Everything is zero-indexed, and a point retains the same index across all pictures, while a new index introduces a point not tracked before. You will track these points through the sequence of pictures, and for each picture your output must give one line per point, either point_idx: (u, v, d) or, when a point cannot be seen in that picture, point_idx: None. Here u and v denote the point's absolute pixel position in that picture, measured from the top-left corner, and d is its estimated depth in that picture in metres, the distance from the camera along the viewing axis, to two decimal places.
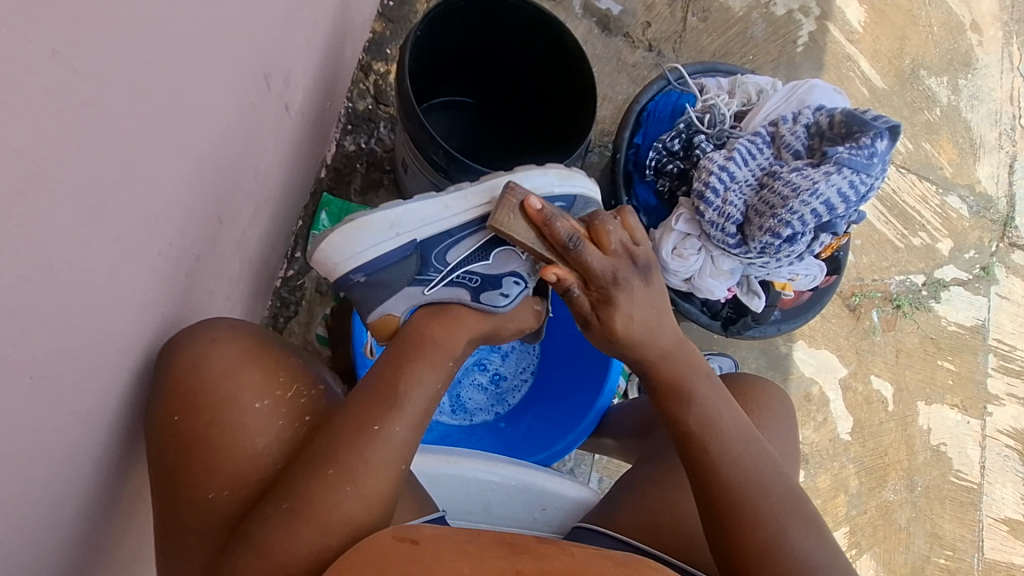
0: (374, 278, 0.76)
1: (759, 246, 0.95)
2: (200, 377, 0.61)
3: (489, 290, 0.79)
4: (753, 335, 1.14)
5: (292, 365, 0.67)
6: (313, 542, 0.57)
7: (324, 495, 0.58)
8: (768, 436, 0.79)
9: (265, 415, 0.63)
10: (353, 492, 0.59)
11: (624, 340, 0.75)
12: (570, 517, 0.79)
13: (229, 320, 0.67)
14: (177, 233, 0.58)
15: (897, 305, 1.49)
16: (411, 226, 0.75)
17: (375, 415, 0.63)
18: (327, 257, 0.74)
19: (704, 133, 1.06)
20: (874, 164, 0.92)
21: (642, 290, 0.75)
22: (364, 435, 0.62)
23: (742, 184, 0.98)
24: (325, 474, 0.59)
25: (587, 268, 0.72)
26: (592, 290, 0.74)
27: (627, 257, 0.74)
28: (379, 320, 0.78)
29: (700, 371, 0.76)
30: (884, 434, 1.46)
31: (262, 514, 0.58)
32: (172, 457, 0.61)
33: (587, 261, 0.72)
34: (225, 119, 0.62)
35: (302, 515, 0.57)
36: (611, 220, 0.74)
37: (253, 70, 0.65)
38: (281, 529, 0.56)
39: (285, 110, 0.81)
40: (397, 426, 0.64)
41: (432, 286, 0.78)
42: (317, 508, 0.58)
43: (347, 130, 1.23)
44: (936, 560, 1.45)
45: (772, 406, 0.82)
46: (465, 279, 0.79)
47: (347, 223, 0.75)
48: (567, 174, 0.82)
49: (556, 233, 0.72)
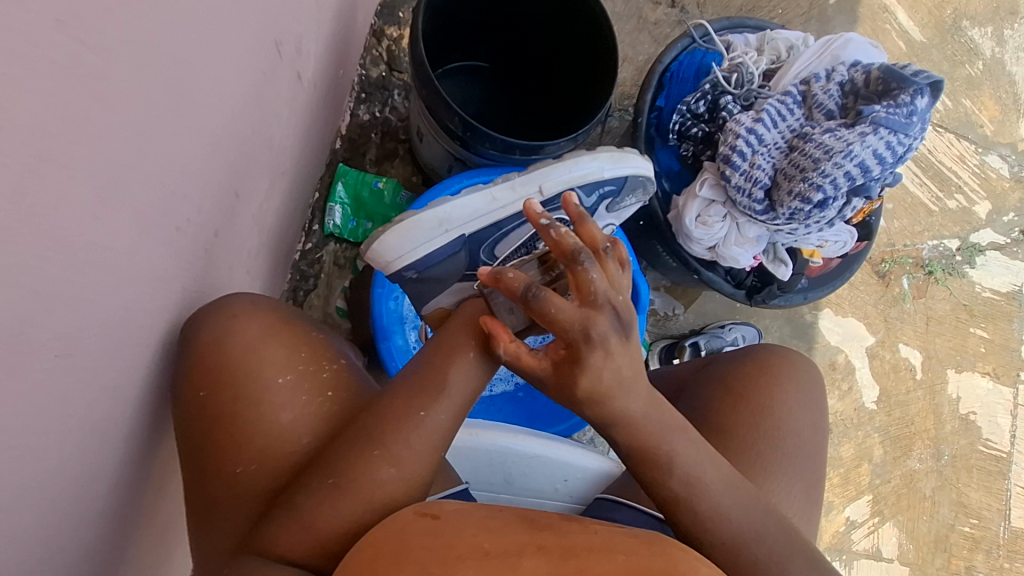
0: (426, 275, 0.73)
1: (787, 212, 0.91)
2: (222, 352, 0.59)
3: None
4: (777, 304, 1.10)
5: (312, 340, 0.65)
6: (355, 519, 0.57)
7: (366, 475, 0.58)
8: (796, 409, 0.77)
9: (288, 390, 0.61)
10: (398, 474, 0.59)
11: (588, 400, 0.60)
12: (592, 489, 0.76)
13: (249, 293, 0.64)
14: (194, 209, 0.58)
15: (929, 271, 1.45)
16: (460, 220, 0.73)
17: (422, 401, 0.62)
18: (374, 256, 0.71)
19: (730, 93, 1.01)
20: (913, 123, 0.87)
21: (622, 350, 0.58)
22: (410, 420, 0.61)
23: (771, 147, 0.94)
24: (371, 455, 0.59)
25: (555, 323, 0.55)
26: (561, 346, 0.58)
27: (610, 308, 0.56)
28: (432, 311, 0.75)
29: (671, 431, 0.65)
30: (911, 403, 1.44)
31: (304, 487, 0.58)
32: (199, 430, 0.59)
33: (552, 313, 0.55)
34: (238, 90, 0.61)
35: (346, 490, 0.57)
36: (595, 261, 0.56)
37: (265, 36, 0.63)
38: (324, 504, 0.57)
39: (298, 79, 0.79)
40: (442, 414, 0.62)
41: None
42: (359, 485, 0.57)
43: (361, 98, 1.20)
44: (960, 529, 1.43)
45: (804, 394, 0.79)
46: None
47: (393, 223, 0.71)
48: (619, 155, 0.78)
49: (509, 285, 0.58)
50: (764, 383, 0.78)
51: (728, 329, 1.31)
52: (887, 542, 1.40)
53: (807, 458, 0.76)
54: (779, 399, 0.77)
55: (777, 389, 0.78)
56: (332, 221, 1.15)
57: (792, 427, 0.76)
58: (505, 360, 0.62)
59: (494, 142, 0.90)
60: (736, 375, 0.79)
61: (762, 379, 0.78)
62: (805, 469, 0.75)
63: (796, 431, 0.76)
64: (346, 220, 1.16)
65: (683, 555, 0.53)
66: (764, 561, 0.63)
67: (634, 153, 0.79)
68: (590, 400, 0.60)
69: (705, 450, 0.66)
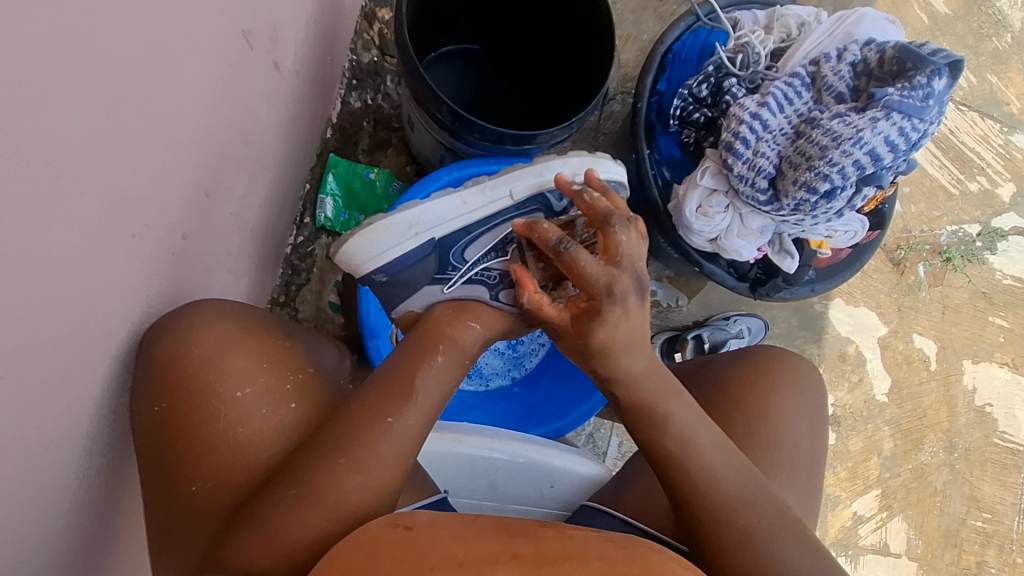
0: (396, 278, 0.72)
1: (792, 203, 0.87)
2: (179, 367, 0.58)
3: (508, 288, 0.73)
4: (782, 297, 1.05)
5: (274, 351, 0.63)
6: (322, 529, 0.56)
7: (332, 484, 0.57)
8: (793, 415, 0.74)
9: (248, 405, 0.60)
10: (363, 482, 0.58)
11: (599, 352, 0.65)
12: (580, 494, 0.75)
13: (211, 303, 0.63)
14: (156, 213, 0.55)
15: (946, 258, 1.39)
16: (431, 224, 0.72)
17: (389, 408, 0.61)
18: (345, 258, 0.71)
19: (735, 76, 0.96)
20: (929, 107, 0.81)
21: (638, 309, 0.65)
22: (376, 428, 0.60)
23: (776, 133, 0.89)
24: (336, 464, 0.58)
25: (581, 274, 0.62)
26: (583, 297, 0.64)
27: (632, 271, 0.63)
28: (402, 315, 0.74)
29: (670, 391, 0.67)
30: (924, 395, 1.39)
31: (267, 500, 0.57)
32: (155, 447, 0.58)
33: (579, 263, 0.62)
34: (204, 86, 0.57)
35: (309, 499, 0.56)
36: (626, 225, 0.64)
37: (233, 26, 0.60)
38: (289, 515, 0.55)
39: (276, 69, 0.75)
40: (408, 421, 0.61)
41: (451, 285, 0.73)
42: (324, 494, 0.56)
43: (352, 85, 1.17)
44: (972, 523, 1.39)
45: (802, 398, 0.75)
46: (484, 276, 0.74)
47: (364, 224, 0.70)
48: (590, 160, 0.77)
49: (544, 236, 0.65)
50: (760, 386, 0.75)
51: (732, 322, 1.27)
52: (895, 537, 1.37)
53: (805, 465, 0.73)
54: (775, 404, 0.74)
55: (774, 394, 0.74)
56: (324, 214, 1.12)
57: (789, 434, 0.73)
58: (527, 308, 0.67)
59: (483, 133, 0.86)
60: (733, 378, 0.76)
61: (759, 381, 0.75)
62: (802, 476, 0.72)
63: (795, 438, 0.73)
64: (338, 212, 1.13)
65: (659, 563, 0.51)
66: (749, 535, 0.61)
67: (607, 158, 0.78)
68: (600, 351, 0.65)
69: (701, 415, 0.67)
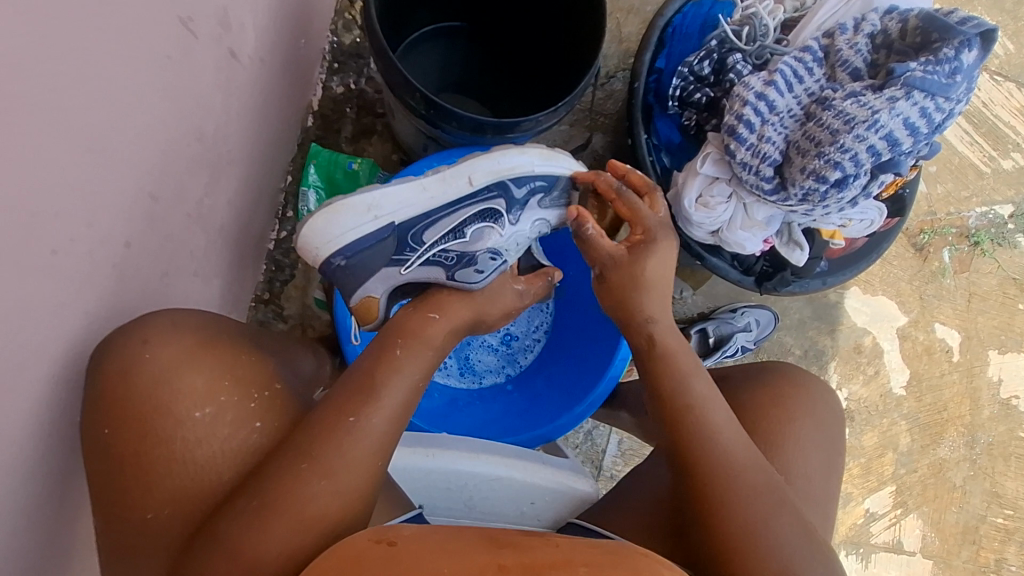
0: (354, 261, 0.70)
1: (799, 192, 0.79)
2: (130, 382, 0.53)
3: (464, 268, 0.72)
4: (790, 292, 0.98)
5: (241, 364, 0.58)
6: (287, 539, 0.50)
7: (296, 489, 0.51)
8: (801, 435, 0.68)
9: (207, 425, 0.54)
10: (330, 486, 0.53)
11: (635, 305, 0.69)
12: (565, 511, 0.70)
13: (172, 312, 0.58)
14: (85, 224, 0.50)
15: (975, 242, 1.30)
16: (390, 209, 0.70)
17: (349, 404, 0.56)
18: (305, 240, 0.69)
19: (740, 51, 0.88)
20: (956, 83, 0.73)
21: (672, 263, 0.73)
22: (336, 425, 0.55)
23: (784, 115, 0.80)
24: (298, 468, 0.52)
25: (636, 211, 0.71)
26: (637, 231, 0.71)
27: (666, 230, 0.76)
28: (360, 302, 0.73)
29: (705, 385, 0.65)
30: (945, 387, 1.31)
31: (228, 511, 0.51)
32: (105, 475, 0.52)
33: (634, 205, 0.71)
34: (136, 82, 0.52)
35: (270, 509, 0.50)
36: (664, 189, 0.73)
37: (168, 13, 0.54)
38: (251, 526, 0.50)
39: (234, 58, 0.70)
40: (373, 417, 0.56)
41: (409, 267, 0.72)
42: (286, 503, 0.51)
43: (333, 69, 1.11)
44: (992, 520, 1.31)
45: (805, 410, 0.70)
46: (441, 257, 0.72)
47: (324, 207, 0.69)
48: (551, 153, 0.75)
49: (609, 180, 0.72)
50: (755, 394, 0.72)
51: (740, 314, 1.20)
52: (909, 535, 1.30)
53: (813, 488, 0.67)
54: (774, 415, 0.69)
55: (781, 413, 0.69)
56: (306, 207, 1.05)
57: (789, 446, 0.68)
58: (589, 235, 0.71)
59: (461, 121, 0.80)
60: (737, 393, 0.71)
61: (767, 399, 0.70)
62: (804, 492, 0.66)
63: (806, 460, 0.67)
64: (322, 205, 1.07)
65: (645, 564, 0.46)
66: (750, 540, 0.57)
67: (568, 154, 0.76)
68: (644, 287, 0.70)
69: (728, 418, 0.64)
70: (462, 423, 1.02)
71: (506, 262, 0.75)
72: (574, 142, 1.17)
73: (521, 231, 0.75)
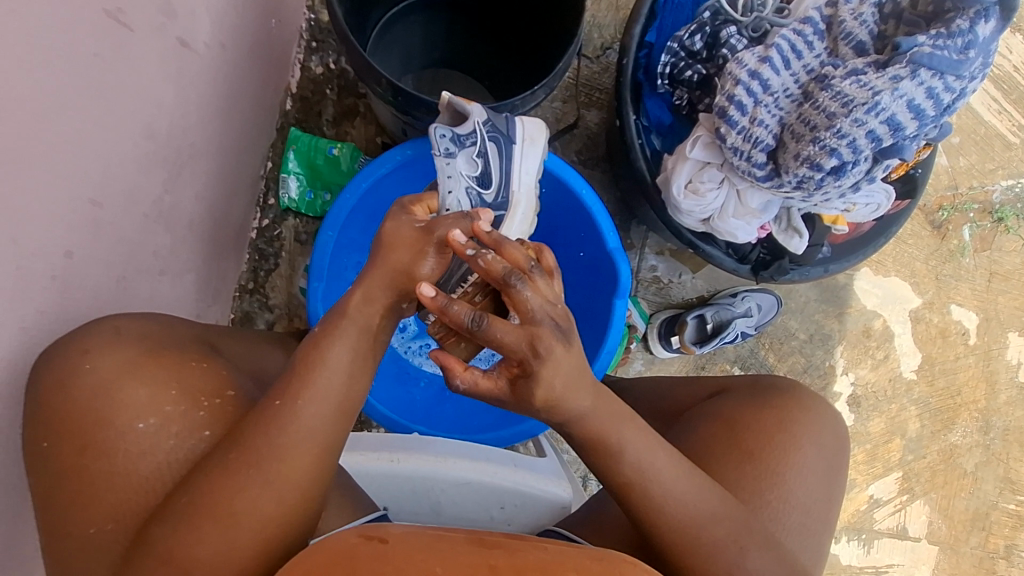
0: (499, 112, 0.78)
1: (793, 180, 0.74)
2: (67, 397, 0.52)
3: (458, 140, 0.69)
4: (789, 280, 0.92)
5: (186, 374, 0.56)
6: (217, 541, 0.48)
7: (225, 485, 0.49)
8: (795, 453, 0.64)
9: (150, 436, 0.52)
10: (262, 481, 0.50)
11: None
12: (537, 515, 0.72)
13: (118, 321, 0.57)
14: (9, 239, 0.50)
15: (998, 219, 1.22)
16: (496, 141, 0.72)
17: (278, 388, 0.53)
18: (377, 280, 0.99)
19: (735, 23, 0.82)
20: (969, 59, 0.66)
21: None
22: (266, 413, 0.52)
23: (779, 95, 0.74)
24: (227, 460, 0.50)
25: (498, 345, 0.49)
26: (513, 363, 0.51)
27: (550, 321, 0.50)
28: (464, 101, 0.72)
29: None
30: (960, 370, 1.23)
31: (163, 514, 0.49)
32: (50, 491, 0.51)
33: (492, 338, 0.49)
34: (54, 85, 0.50)
35: (198, 507, 0.48)
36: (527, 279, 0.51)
37: (91, 5, 0.51)
38: (180, 530, 0.48)
39: (185, 49, 0.67)
40: (302, 400, 0.52)
41: (464, 133, 0.69)
42: (218, 500, 0.49)
43: (312, 48, 1.06)
44: (1005, 507, 1.22)
45: (808, 426, 0.66)
46: (466, 138, 0.69)
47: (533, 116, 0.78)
48: None
49: (454, 317, 0.51)
50: (758, 410, 0.67)
51: (740, 299, 1.13)
52: (915, 522, 1.21)
53: (807, 510, 0.63)
54: (777, 438, 0.65)
55: (780, 428, 0.65)
56: (287, 194, 1.04)
57: (784, 465, 0.63)
58: (461, 391, 0.52)
59: (431, 108, 0.77)
60: (731, 408, 0.68)
61: (763, 415, 0.66)
62: (795, 512, 0.62)
63: (802, 480, 0.63)
64: (303, 191, 1.05)
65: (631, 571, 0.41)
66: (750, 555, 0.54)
67: None
68: None
69: None
70: (447, 413, 0.97)
71: (441, 158, 0.69)
72: (566, 119, 1.11)
73: (460, 188, 0.69)
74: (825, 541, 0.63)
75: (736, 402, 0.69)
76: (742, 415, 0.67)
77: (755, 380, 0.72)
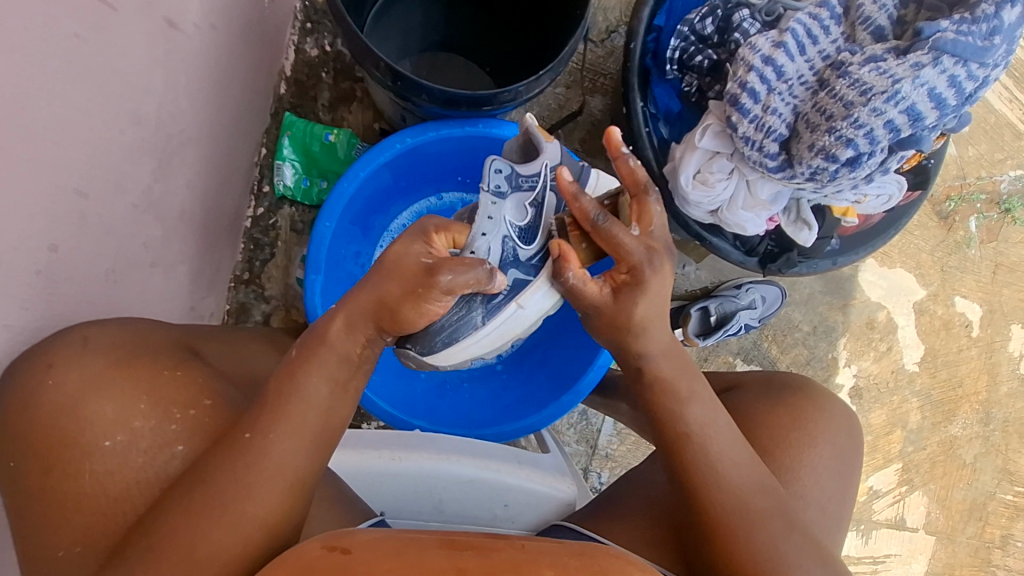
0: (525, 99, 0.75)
1: (807, 172, 0.71)
2: (30, 417, 0.50)
3: (517, 181, 0.66)
4: (799, 273, 0.90)
5: (158, 385, 0.54)
6: None
7: (188, 526, 0.47)
8: (807, 454, 0.63)
9: (118, 456, 0.50)
10: (224, 519, 0.47)
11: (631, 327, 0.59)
12: (542, 514, 0.70)
13: (85, 329, 0.55)
14: None
15: (1005, 210, 1.20)
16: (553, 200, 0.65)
17: (249, 420, 0.51)
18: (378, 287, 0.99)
19: (748, 7, 0.79)
20: (993, 47, 0.64)
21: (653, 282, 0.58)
22: (234, 447, 0.50)
23: (794, 82, 0.72)
24: (190, 497, 0.48)
25: (618, 246, 0.56)
26: (622, 270, 0.57)
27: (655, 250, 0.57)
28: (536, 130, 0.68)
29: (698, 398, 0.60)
30: (962, 362, 1.22)
31: (127, 550, 0.47)
32: (21, 512, 0.50)
33: (617, 238, 0.55)
34: (35, 71, 0.47)
35: (157, 551, 0.47)
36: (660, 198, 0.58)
37: None
38: (138, 574, 0.46)
39: (173, 29, 0.64)
40: (273, 436, 0.51)
41: (527, 175, 0.65)
42: (179, 541, 0.47)
43: (306, 29, 1.02)
44: (1002, 498, 1.22)
45: (821, 425, 0.65)
46: (525, 182, 0.65)
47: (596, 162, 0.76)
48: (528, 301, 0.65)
49: (586, 211, 0.56)
50: (770, 411, 0.65)
51: (745, 291, 1.11)
52: (913, 513, 1.21)
53: (818, 512, 0.62)
54: (788, 439, 0.63)
55: (793, 429, 0.64)
56: (282, 181, 1.01)
57: (798, 465, 0.62)
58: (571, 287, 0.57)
59: (432, 95, 0.74)
60: (741, 410, 0.67)
61: (775, 415, 0.65)
62: (803, 511, 0.61)
63: (813, 483, 0.62)
64: (299, 179, 1.01)
65: (617, 567, 0.38)
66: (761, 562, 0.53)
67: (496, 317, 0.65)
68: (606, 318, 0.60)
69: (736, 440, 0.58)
70: (448, 409, 0.96)
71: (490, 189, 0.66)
72: (570, 105, 1.08)
73: (497, 232, 0.63)
74: (837, 542, 0.61)
75: (746, 402, 0.67)
76: (753, 415, 0.66)
77: (767, 378, 0.70)
